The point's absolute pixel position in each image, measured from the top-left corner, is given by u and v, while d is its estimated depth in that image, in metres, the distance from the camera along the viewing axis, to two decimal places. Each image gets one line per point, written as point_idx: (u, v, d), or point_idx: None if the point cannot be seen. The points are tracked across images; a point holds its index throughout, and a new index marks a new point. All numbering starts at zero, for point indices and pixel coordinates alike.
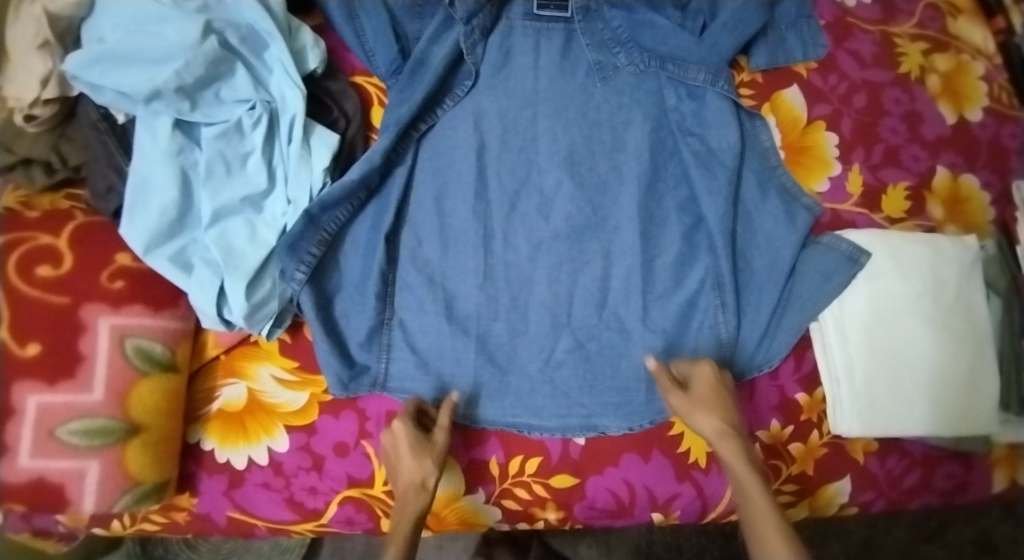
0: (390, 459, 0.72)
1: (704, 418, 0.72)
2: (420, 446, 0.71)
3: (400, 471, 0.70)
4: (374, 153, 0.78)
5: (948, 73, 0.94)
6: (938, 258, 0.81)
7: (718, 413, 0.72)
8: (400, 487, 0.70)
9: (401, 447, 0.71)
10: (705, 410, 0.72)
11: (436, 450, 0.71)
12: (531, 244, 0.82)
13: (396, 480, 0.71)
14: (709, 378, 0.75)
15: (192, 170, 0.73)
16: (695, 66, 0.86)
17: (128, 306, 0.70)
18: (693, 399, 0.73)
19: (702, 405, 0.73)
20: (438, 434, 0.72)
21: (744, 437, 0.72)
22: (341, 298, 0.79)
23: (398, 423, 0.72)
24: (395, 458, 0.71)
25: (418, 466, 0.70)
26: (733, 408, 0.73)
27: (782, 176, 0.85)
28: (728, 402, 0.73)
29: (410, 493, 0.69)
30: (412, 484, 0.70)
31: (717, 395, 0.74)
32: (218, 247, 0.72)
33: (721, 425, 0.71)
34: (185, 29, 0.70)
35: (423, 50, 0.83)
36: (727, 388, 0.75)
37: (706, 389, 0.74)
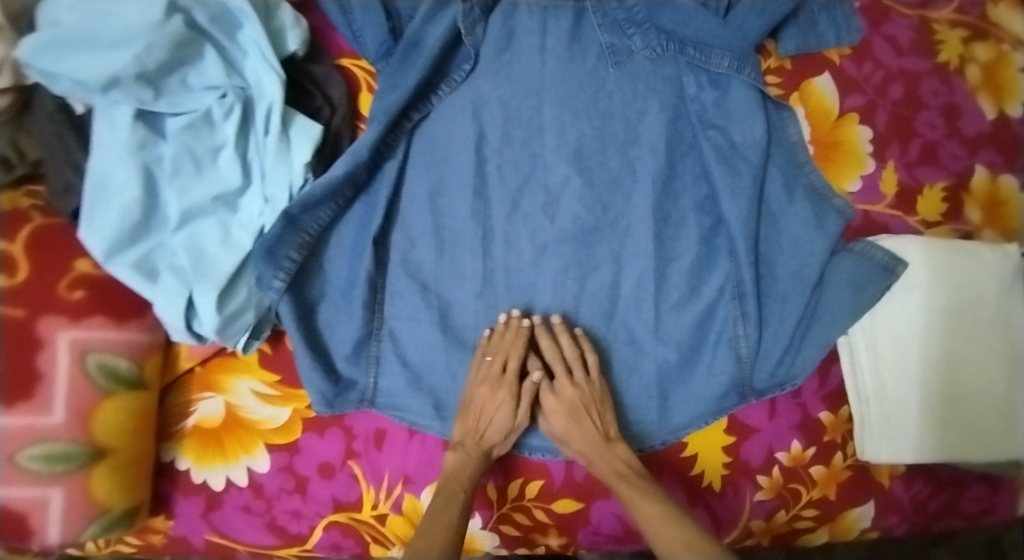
0: (468, 404, 0.70)
1: (577, 443, 0.69)
2: (511, 416, 0.69)
3: (477, 426, 0.69)
4: (360, 147, 0.70)
5: (989, 63, 0.86)
6: (982, 268, 0.74)
7: (581, 430, 0.69)
8: (471, 436, 0.69)
9: (493, 413, 0.69)
10: (574, 435, 0.69)
11: (513, 428, 0.70)
12: (536, 247, 0.75)
13: (469, 428, 0.69)
14: (560, 395, 0.70)
15: (157, 166, 0.65)
16: (719, 50, 0.77)
17: (89, 318, 0.64)
18: (558, 423, 0.70)
19: (568, 434, 0.70)
20: (521, 414, 0.70)
21: (621, 446, 0.70)
22: (325, 306, 0.72)
23: (506, 385, 0.69)
24: (481, 409, 0.69)
25: (501, 429, 0.69)
26: (600, 423, 0.70)
27: (810, 174, 0.77)
28: (588, 420, 0.70)
29: (479, 447, 0.69)
30: (483, 439, 0.69)
31: (572, 416, 0.70)
32: (187, 252, 0.65)
33: (586, 451, 0.69)
34: (146, 7, 0.63)
35: (416, 30, 0.75)
36: (589, 398, 0.70)
37: (559, 412, 0.70)
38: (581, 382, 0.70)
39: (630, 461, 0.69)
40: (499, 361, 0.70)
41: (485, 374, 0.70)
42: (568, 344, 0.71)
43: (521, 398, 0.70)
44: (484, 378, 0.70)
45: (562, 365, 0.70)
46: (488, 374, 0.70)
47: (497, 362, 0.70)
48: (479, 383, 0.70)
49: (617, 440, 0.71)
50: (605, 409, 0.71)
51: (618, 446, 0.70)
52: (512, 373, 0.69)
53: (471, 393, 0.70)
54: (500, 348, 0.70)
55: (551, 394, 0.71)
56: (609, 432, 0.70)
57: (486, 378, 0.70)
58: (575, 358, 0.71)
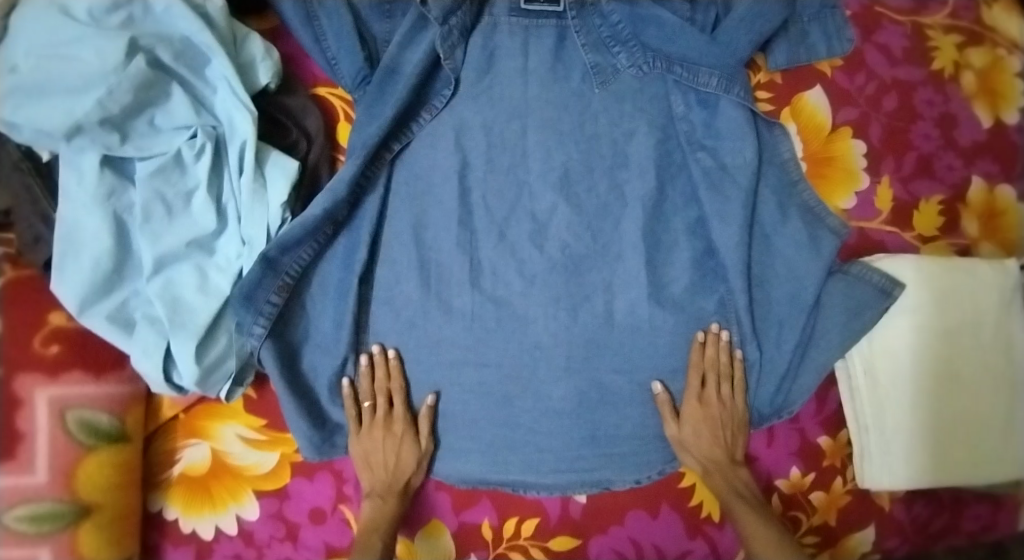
0: (365, 454, 0.68)
1: (696, 451, 0.70)
2: (415, 448, 0.69)
3: (385, 470, 0.68)
4: (338, 183, 0.68)
5: (984, 69, 0.84)
6: (978, 285, 0.73)
7: (713, 441, 0.70)
8: (382, 481, 0.68)
9: (398, 452, 0.68)
10: (694, 445, 0.70)
11: (421, 455, 0.69)
12: (525, 279, 0.73)
13: (377, 473, 0.68)
14: (703, 406, 0.70)
15: (127, 213, 0.63)
16: (706, 69, 0.75)
17: (66, 374, 0.62)
18: (688, 430, 0.70)
19: (690, 443, 0.70)
20: (425, 440, 0.69)
21: (741, 469, 0.71)
22: (308, 350, 0.70)
23: (397, 424, 0.68)
24: (382, 453, 0.68)
25: (413, 461, 0.69)
26: (729, 440, 0.70)
27: (804, 193, 0.75)
28: (720, 436, 0.70)
29: (394, 490, 0.68)
30: (394, 479, 0.68)
31: (711, 430, 0.70)
32: (163, 302, 0.63)
33: (706, 463, 0.70)
34: (105, 49, 0.59)
35: (394, 56, 0.72)
36: (728, 414, 0.71)
37: (694, 421, 0.70)
38: (725, 398, 0.71)
39: (744, 485, 0.70)
40: (383, 401, 0.69)
41: (370, 420, 0.69)
42: (713, 359, 0.71)
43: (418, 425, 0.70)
44: (371, 425, 0.69)
45: (707, 378, 0.71)
46: (379, 416, 0.68)
47: (378, 405, 0.69)
48: (364, 431, 0.68)
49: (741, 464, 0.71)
50: (742, 427, 0.71)
51: (741, 468, 0.71)
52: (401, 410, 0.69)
53: (362, 442, 0.68)
54: (387, 388, 0.69)
55: (694, 402, 0.70)
56: (734, 454, 0.71)
57: (376, 425, 0.68)
58: (722, 375, 0.71)
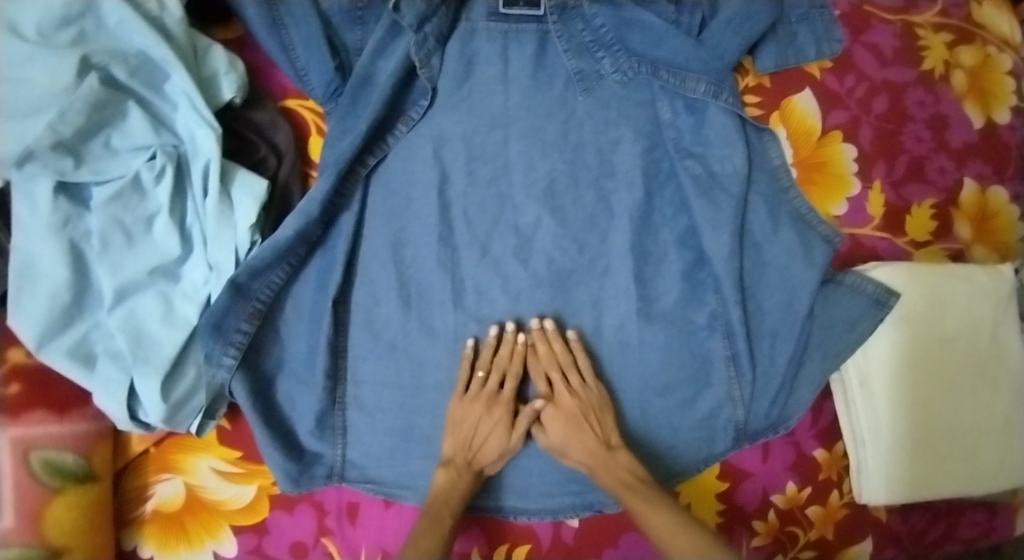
0: (459, 419, 0.66)
1: (575, 451, 0.67)
2: (504, 439, 0.66)
3: (466, 442, 0.66)
4: (309, 203, 0.64)
5: (975, 69, 0.82)
6: (975, 293, 0.71)
7: (580, 433, 0.66)
8: (463, 454, 0.66)
9: (488, 429, 0.66)
10: (572, 445, 0.67)
11: (506, 448, 0.67)
12: (510, 296, 0.70)
13: (461, 444, 0.66)
14: (559, 403, 0.67)
15: (84, 242, 0.60)
16: (694, 74, 0.72)
17: (28, 413, 0.59)
18: (555, 430, 0.67)
19: (563, 445, 0.67)
20: (516, 436, 0.67)
21: (623, 455, 0.67)
22: (283, 378, 0.67)
23: (500, 408, 0.66)
24: (475, 427, 0.66)
25: (499, 443, 0.66)
26: (600, 427, 0.67)
27: (795, 200, 0.73)
28: (584, 427, 0.67)
29: (469, 464, 0.66)
30: (473, 456, 0.66)
31: (572, 423, 0.67)
32: (125, 334, 0.59)
33: (584, 457, 0.66)
34: (56, 69, 0.56)
35: (366, 66, 0.69)
36: (590, 402, 0.67)
37: (556, 422, 0.67)
38: (574, 390, 0.67)
39: (632, 470, 0.66)
40: (492, 377, 0.67)
41: (478, 391, 0.67)
42: (561, 351, 0.68)
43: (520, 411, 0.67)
44: (478, 396, 0.67)
45: (550, 373, 0.68)
46: (480, 389, 0.67)
47: (491, 381, 0.67)
48: (468, 399, 0.66)
49: (619, 448, 0.67)
50: (609, 412, 0.68)
51: (622, 454, 0.67)
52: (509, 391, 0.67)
53: (462, 409, 0.66)
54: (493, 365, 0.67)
55: (547, 405, 0.68)
56: (607, 441, 0.67)
57: (479, 397, 0.66)
58: (566, 367, 0.68)
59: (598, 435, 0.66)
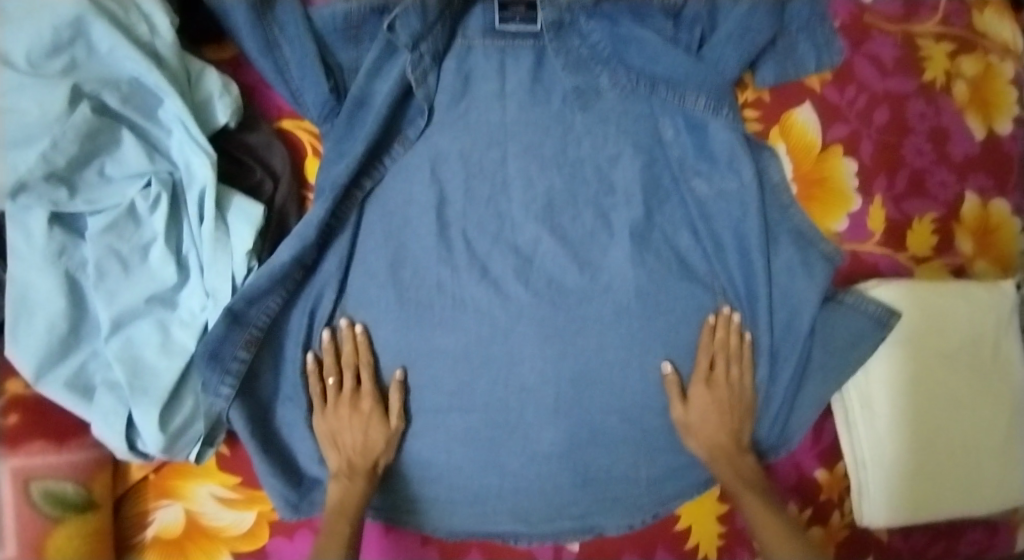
0: (331, 432, 0.65)
1: (702, 435, 0.68)
2: (384, 428, 0.65)
3: (344, 448, 0.64)
4: (306, 228, 0.64)
5: (976, 79, 0.81)
6: (976, 310, 0.71)
7: (722, 418, 0.68)
8: (347, 461, 0.64)
9: (360, 432, 0.64)
10: (704, 427, 0.68)
11: (390, 434, 0.66)
12: (511, 316, 0.70)
13: (344, 453, 0.64)
14: (710, 392, 0.68)
15: (81, 271, 0.59)
16: (693, 91, 0.71)
17: (27, 444, 0.59)
18: (695, 414, 0.68)
19: (695, 427, 0.68)
20: (394, 421, 0.66)
21: (746, 458, 0.68)
22: (282, 404, 0.67)
23: (364, 401, 0.65)
24: (349, 431, 0.64)
25: (378, 441, 0.65)
26: (737, 425, 0.68)
27: (796, 217, 0.73)
28: (726, 416, 0.68)
29: (359, 468, 0.64)
30: (362, 459, 0.64)
31: (717, 413, 0.68)
32: (122, 364, 0.59)
33: (713, 446, 0.68)
34: (46, 99, 0.55)
35: (362, 88, 0.68)
36: (737, 398, 0.68)
37: (703, 401, 0.68)
38: (733, 380, 0.69)
39: (751, 471, 0.67)
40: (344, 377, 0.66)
41: (336, 396, 0.65)
42: (724, 340, 0.69)
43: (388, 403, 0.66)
44: (338, 400, 0.65)
45: (711, 357, 0.69)
46: (336, 395, 0.65)
47: (346, 379, 0.65)
48: (329, 408, 0.65)
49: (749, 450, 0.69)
50: (746, 407, 0.69)
51: (746, 455, 0.68)
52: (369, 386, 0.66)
53: (327, 419, 0.65)
54: (353, 360, 0.66)
55: (700, 383, 0.68)
56: (742, 440, 0.69)
57: (337, 402, 0.65)
58: (726, 357, 0.69)
59: (738, 431, 0.68)
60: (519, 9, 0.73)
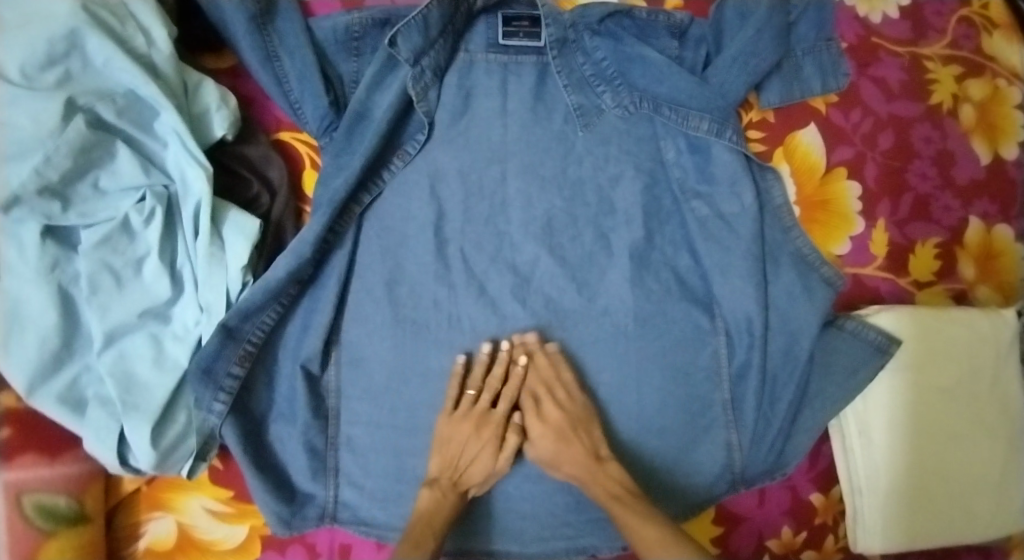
0: (448, 439, 0.65)
1: (566, 464, 0.66)
2: (491, 462, 0.65)
3: (454, 460, 0.65)
4: (302, 243, 0.63)
5: (983, 102, 0.81)
6: (977, 339, 0.70)
7: (576, 440, 0.65)
8: (448, 475, 0.64)
9: (476, 450, 0.65)
10: (563, 459, 0.65)
11: (492, 471, 0.65)
12: (508, 335, 0.69)
13: (446, 463, 0.65)
14: (546, 422, 0.66)
15: (73, 285, 0.59)
16: (696, 112, 0.70)
17: (22, 457, 0.58)
18: (545, 449, 0.66)
19: (558, 459, 0.66)
20: (502, 459, 0.66)
21: (611, 465, 0.66)
22: (274, 421, 0.66)
23: (488, 428, 0.65)
24: (461, 446, 0.65)
25: (484, 462, 0.65)
26: (587, 440, 0.65)
27: (797, 239, 0.72)
28: (576, 438, 0.65)
29: (454, 483, 0.64)
30: (459, 477, 0.65)
31: (560, 442, 0.65)
32: (115, 380, 0.59)
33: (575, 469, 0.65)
34: (40, 113, 0.55)
35: (362, 101, 0.67)
36: (581, 414, 0.66)
37: (546, 439, 0.66)
38: (563, 400, 0.67)
39: (621, 481, 0.65)
40: (484, 396, 0.66)
41: (469, 409, 0.66)
42: (547, 365, 0.67)
43: (507, 440, 0.66)
44: (467, 413, 0.66)
45: (547, 386, 0.67)
46: (471, 408, 0.66)
47: (482, 398, 0.66)
48: (457, 417, 0.66)
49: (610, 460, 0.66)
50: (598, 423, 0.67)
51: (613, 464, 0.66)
52: (497, 409, 0.66)
53: (451, 425, 0.65)
54: (486, 382, 0.67)
55: (535, 419, 0.66)
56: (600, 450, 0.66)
57: (468, 417, 0.65)
58: (557, 380, 0.67)
59: (590, 444, 0.66)
60: (522, 24, 0.72)
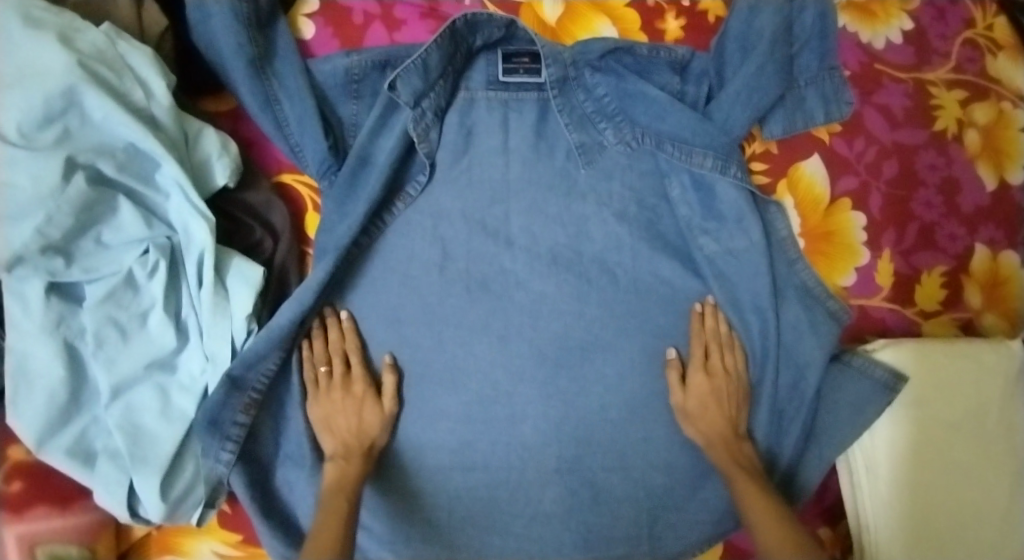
0: (325, 413, 0.63)
1: (701, 424, 0.66)
2: (379, 410, 0.64)
3: (345, 431, 0.63)
4: (305, 290, 0.63)
5: (988, 127, 0.80)
6: (981, 371, 0.70)
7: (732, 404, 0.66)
8: (343, 443, 0.63)
9: (362, 411, 0.64)
10: (702, 419, 0.66)
11: (385, 416, 0.65)
12: (514, 374, 0.69)
13: (339, 435, 0.63)
14: (690, 389, 0.67)
15: (79, 340, 0.59)
16: (700, 149, 0.70)
17: (32, 510, 0.58)
18: (693, 402, 0.66)
19: (696, 415, 0.66)
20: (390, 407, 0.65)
21: (745, 445, 0.66)
22: (281, 466, 0.66)
23: (355, 385, 0.64)
24: (342, 414, 0.63)
25: (379, 421, 0.64)
26: (735, 412, 0.66)
27: (802, 272, 0.72)
28: (727, 405, 0.66)
29: (358, 449, 0.62)
30: (358, 441, 0.63)
31: (706, 401, 0.66)
32: (122, 433, 0.58)
33: (711, 435, 0.66)
34: (41, 173, 0.55)
35: (364, 146, 0.67)
36: (733, 389, 0.67)
37: (703, 390, 0.66)
38: (729, 369, 0.67)
39: (749, 460, 0.65)
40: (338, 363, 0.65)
41: (328, 382, 0.64)
42: (713, 330, 0.69)
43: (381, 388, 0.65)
44: (328, 387, 0.64)
45: (705, 352, 0.68)
46: (338, 380, 0.64)
47: (334, 366, 0.65)
48: (321, 390, 0.64)
49: (746, 439, 0.67)
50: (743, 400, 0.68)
51: (744, 444, 0.66)
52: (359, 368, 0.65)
53: (320, 404, 0.64)
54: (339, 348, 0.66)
55: (697, 375, 0.67)
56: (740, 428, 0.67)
57: (331, 388, 0.64)
58: (719, 345, 0.68)
59: (736, 418, 0.66)
60: (522, 60, 0.72)
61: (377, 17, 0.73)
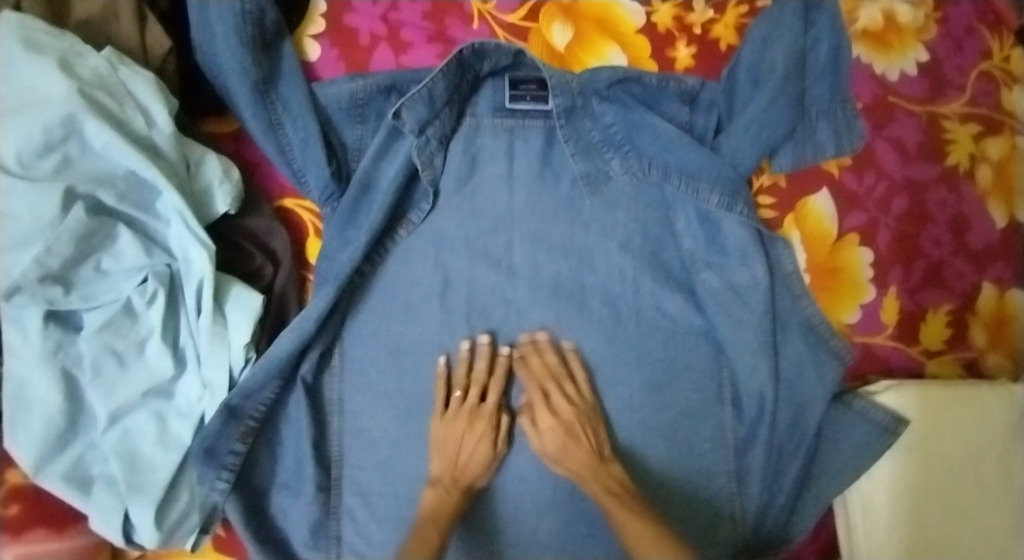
0: (444, 438, 0.65)
1: (569, 460, 0.64)
2: (492, 446, 0.65)
3: (459, 465, 0.64)
4: (305, 320, 0.62)
5: (1002, 162, 0.79)
6: (986, 416, 0.69)
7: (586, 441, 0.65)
8: (450, 471, 0.64)
9: (473, 449, 0.64)
10: (567, 454, 0.64)
11: (495, 456, 0.65)
12: (512, 406, 0.68)
13: (447, 461, 0.64)
14: (555, 415, 0.65)
15: (77, 367, 0.58)
16: (707, 184, 0.69)
17: (30, 532, 0.58)
18: (549, 441, 0.65)
19: (562, 454, 0.64)
20: (501, 444, 0.66)
21: (614, 465, 0.65)
22: (276, 495, 0.65)
23: (483, 419, 0.65)
24: (458, 445, 0.64)
25: (484, 457, 0.64)
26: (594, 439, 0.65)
27: (807, 308, 0.71)
28: (583, 436, 0.65)
29: (461, 485, 0.63)
30: (461, 474, 0.64)
31: (566, 437, 0.65)
32: (119, 459, 0.58)
33: (579, 470, 0.64)
34: (39, 203, 0.54)
35: (368, 171, 0.66)
36: (579, 417, 0.65)
37: (555, 434, 0.64)
38: (574, 398, 0.66)
39: (620, 479, 0.64)
40: (469, 389, 0.66)
41: (458, 408, 0.65)
42: (546, 365, 0.67)
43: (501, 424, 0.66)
44: (457, 414, 0.65)
45: (546, 385, 0.66)
46: (462, 409, 0.65)
47: (470, 395, 0.66)
48: (450, 416, 0.65)
49: (612, 459, 0.66)
50: (599, 423, 0.67)
51: (612, 465, 0.65)
52: (490, 405, 0.65)
53: (444, 428, 0.65)
54: (468, 379, 0.66)
55: (545, 415, 0.65)
56: (604, 450, 0.65)
57: (460, 414, 0.65)
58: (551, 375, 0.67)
59: (597, 445, 0.65)
60: (530, 87, 0.71)
61: (383, 39, 0.72)
